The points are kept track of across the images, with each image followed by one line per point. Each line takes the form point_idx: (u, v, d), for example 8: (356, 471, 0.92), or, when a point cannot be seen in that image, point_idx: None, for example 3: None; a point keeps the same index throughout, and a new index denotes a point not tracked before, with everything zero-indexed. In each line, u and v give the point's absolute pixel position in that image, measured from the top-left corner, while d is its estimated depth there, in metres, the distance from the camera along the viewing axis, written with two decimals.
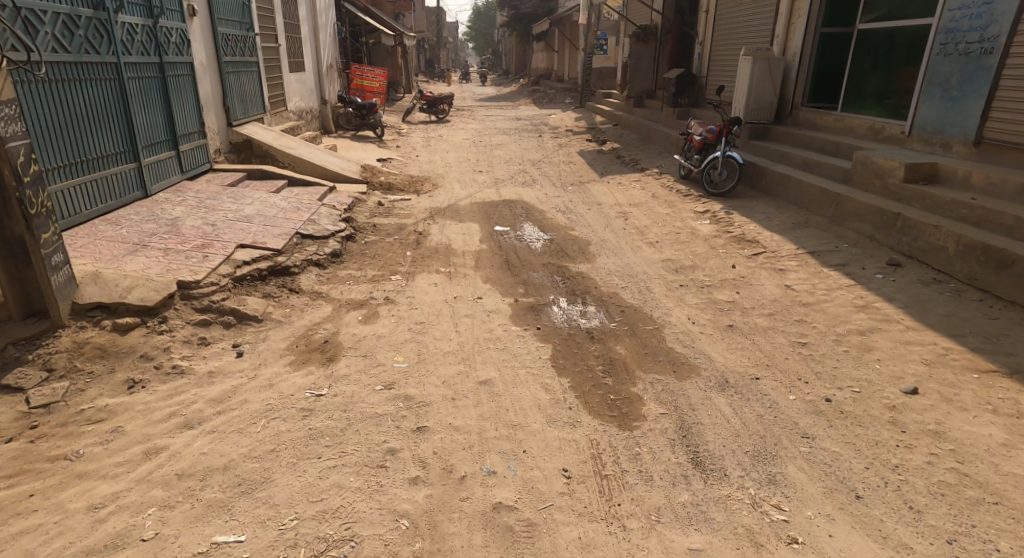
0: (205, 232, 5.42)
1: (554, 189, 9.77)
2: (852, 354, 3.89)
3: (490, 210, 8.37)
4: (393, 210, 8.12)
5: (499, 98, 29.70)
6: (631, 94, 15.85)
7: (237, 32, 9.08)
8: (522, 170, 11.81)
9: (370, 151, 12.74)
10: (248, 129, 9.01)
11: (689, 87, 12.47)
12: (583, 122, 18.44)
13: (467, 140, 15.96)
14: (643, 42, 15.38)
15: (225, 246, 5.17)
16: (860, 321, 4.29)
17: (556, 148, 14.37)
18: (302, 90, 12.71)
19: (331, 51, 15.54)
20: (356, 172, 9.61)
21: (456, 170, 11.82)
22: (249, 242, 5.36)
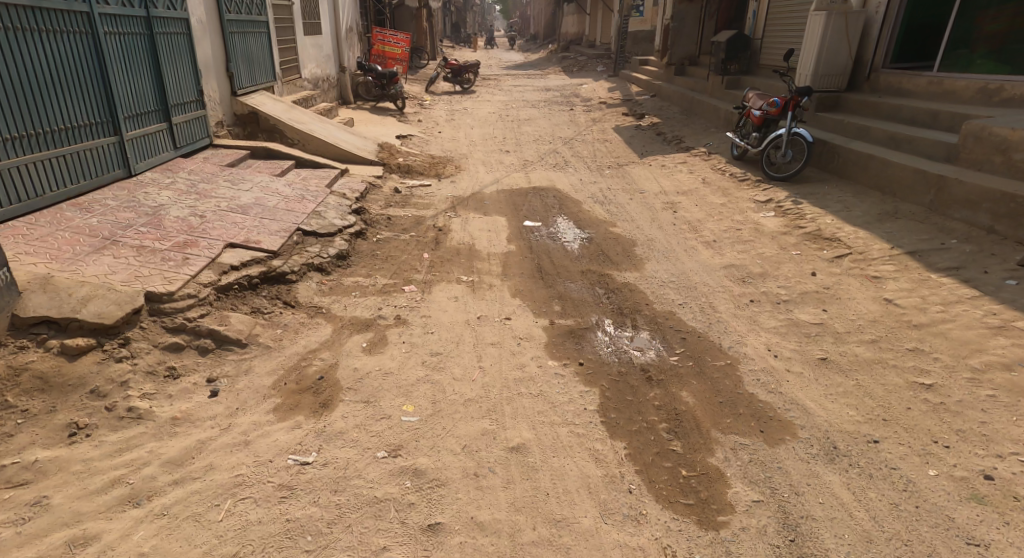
0: (192, 224, 4.62)
1: (588, 175, 8.88)
2: (1002, 403, 3.05)
3: (518, 200, 7.55)
4: (411, 199, 7.34)
5: (525, 67, 28.55)
6: (671, 61, 15.15)
7: None
8: (552, 150, 10.89)
9: (389, 127, 11.91)
10: (254, 99, 8.10)
11: (740, 51, 11.76)
12: (616, 93, 17.39)
13: (493, 114, 15.02)
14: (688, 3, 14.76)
15: (213, 243, 4.34)
16: (1002, 349, 3.38)
17: (588, 124, 13.42)
18: (318, 57, 11.82)
19: (351, 14, 14.58)
20: (373, 152, 8.81)
21: (481, 150, 10.98)
22: (241, 239, 4.54)
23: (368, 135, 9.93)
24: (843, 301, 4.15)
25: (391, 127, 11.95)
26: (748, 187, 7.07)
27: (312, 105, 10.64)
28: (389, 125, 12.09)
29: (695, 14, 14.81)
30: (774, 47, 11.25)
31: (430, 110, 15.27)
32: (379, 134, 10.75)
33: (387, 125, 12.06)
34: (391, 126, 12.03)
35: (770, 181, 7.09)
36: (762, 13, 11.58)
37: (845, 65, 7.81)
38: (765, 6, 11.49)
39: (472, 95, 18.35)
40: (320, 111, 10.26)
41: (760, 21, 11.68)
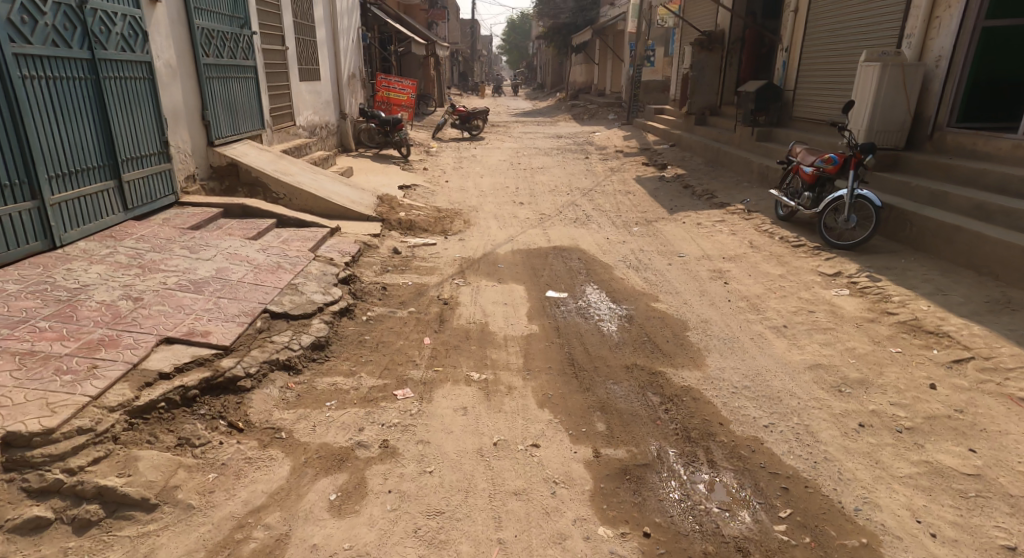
0: (121, 310, 3.62)
1: (612, 234, 7.88)
2: None
3: (538, 264, 6.50)
4: (412, 263, 6.28)
5: (536, 114, 28.03)
6: (692, 110, 14.50)
7: (224, 27, 7.31)
8: (569, 204, 9.94)
9: (391, 176, 10.96)
10: (236, 149, 7.21)
11: (772, 103, 11.11)
12: (632, 142, 16.58)
13: (504, 162, 14.16)
14: (708, 51, 14.14)
15: (143, 336, 3.32)
16: None
17: (606, 175, 12.52)
18: (316, 103, 11.00)
19: (354, 59, 13.87)
20: (369, 205, 7.80)
21: (492, 202, 9.99)
22: (184, 330, 3.50)
23: (366, 186, 8.95)
24: (994, 436, 3.07)
25: (394, 176, 11.02)
26: (805, 253, 6.04)
27: (307, 152, 9.73)
28: (391, 174, 11.14)
29: (715, 63, 14.21)
30: (808, 97, 10.43)
31: (437, 157, 14.44)
32: (379, 185, 9.78)
33: (389, 174, 11.12)
34: (394, 176, 11.08)
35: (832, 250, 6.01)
36: (793, 62, 10.90)
37: (904, 122, 6.83)
38: (796, 54, 10.81)
39: (481, 142, 17.60)
40: (314, 161, 9.33)
41: (791, 71, 10.96)
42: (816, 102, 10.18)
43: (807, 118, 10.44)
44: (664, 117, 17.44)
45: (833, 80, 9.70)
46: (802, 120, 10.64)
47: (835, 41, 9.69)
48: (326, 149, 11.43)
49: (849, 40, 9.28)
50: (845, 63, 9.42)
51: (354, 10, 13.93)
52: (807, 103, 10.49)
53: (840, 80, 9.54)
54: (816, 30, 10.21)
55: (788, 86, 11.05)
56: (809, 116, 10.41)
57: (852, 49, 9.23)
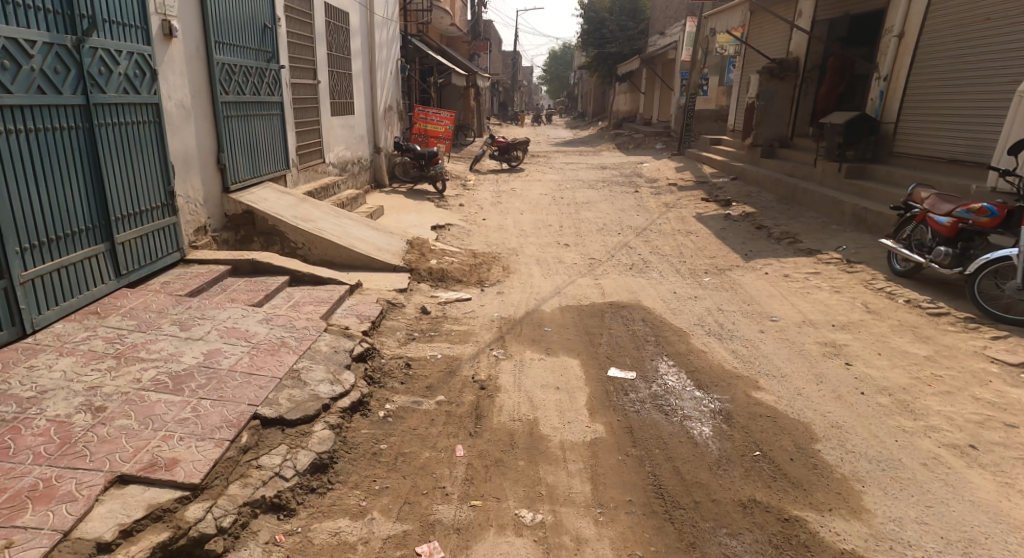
0: (71, 432, 2.90)
1: (679, 286, 6.77)
2: None
3: (593, 324, 5.40)
4: (443, 325, 5.26)
5: (577, 144, 27.14)
6: (756, 142, 13.39)
7: (248, 61, 6.53)
8: (624, 246, 8.86)
9: (422, 214, 10.05)
10: (255, 195, 6.39)
11: (864, 137, 10.05)
12: (685, 174, 15.47)
13: (547, 196, 13.21)
14: (778, 79, 13.12)
15: (91, 475, 2.62)
16: None
17: (660, 211, 11.43)
18: (348, 140, 10.25)
19: (391, 91, 13.19)
20: (396, 252, 6.87)
21: (535, 243, 8.97)
22: (144, 461, 2.72)
23: (393, 227, 8.04)
24: None
25: (427, 214, 10.12)
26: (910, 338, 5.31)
27: (334, 191, 8.91)
28: (423, 212, 10.23)
29: (786, 93, 13.17)
30: (916, 130, 9.37)
31: (475, 191, 13.57)
32: (409, 225, 8.87)
33: (420, 212, 10.21)
34: (427, 213, 10.17)
35: (997, 322, 5.50)
36: (893, 92, 9.84)
37: None
38: (896, 84, 9.77)
39: (521, 174, 16.72)
40: (341, 201, 8.49)
41: (891, 102, 9.88)
42: (928, 138, 9.13)
43: (913, 155, 9.40)
44: (719, 149, 16.31)
45: (953, 113, 8.67)
46: (904, 157, 9.60)
47: (954, 69, 8.65)
48: (357, 187, 10.65)
49: (979, 68, 8.26)
50: (971, 94, 8.40)
51: (393, 41, 13.29)
52: (914, 137, 9.44)
53: (961, 114, 8.53)
54: (928, 58, 9.15)
55: (886, 119, 9.97)
56: (917, 152, 9.36)
57: (982, 78, 8.23)
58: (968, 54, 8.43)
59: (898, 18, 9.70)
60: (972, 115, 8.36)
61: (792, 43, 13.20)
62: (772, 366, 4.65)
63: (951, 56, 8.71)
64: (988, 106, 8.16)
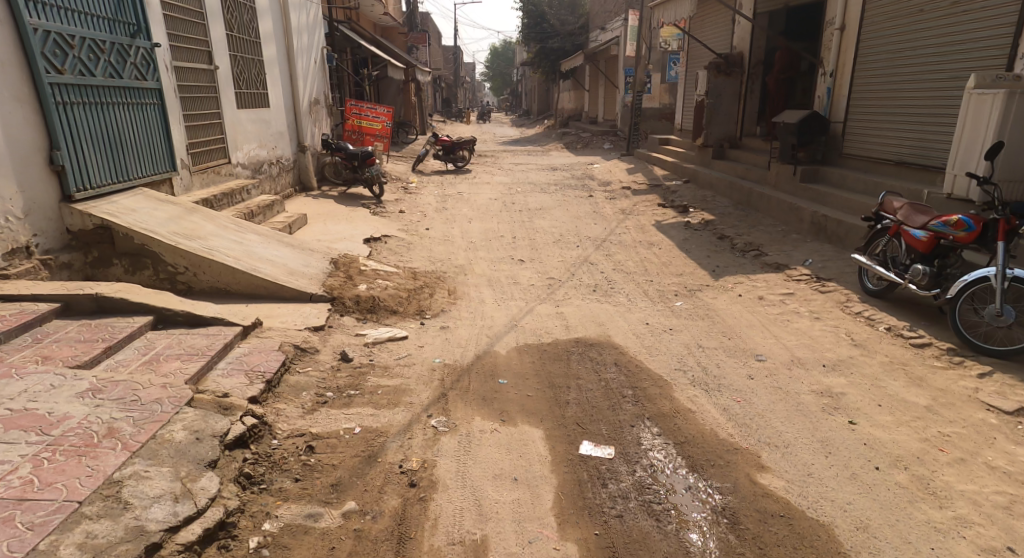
0: None
1: (648, 313, 5.84)
2: None
3: (556, 373, 4.38)
4: (365, 379, 4.15)
5: (523, 142, 26.26)
6: (707, 142, 12.63)
7: (95, 34, 5.44)
8: (581, 261, 7.90)
9: (353, 225, 8.84)
10: (121, 208, 5.30)
11: (816, 137, 9.20)
12: (639, 176, 14.72)
13: (494, 201, 12.20)
14: (725, 75, 12.42)
15: None
16: None
17: (617, 218, 10.55)
18: (262, 137, 9.15)
19: (315, 83, 12.19)
20: (316, 277, 5.72)
21: (479, 258, 7.92)
22: None
23: (314, 243, 6.83)
24: None
25: (361, 225, 8.90)
26: (943, 364, 4.27)
27: (239, 199, 7.67)
28: (355, 223, 9.01)
29: (734, 89, 12.45)
30: (865, 131, 8.50)
31: (417, 195, 12.44)
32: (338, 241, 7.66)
33: (350, 222, 8.98)
34: (361, 225, 8.96)
35: (978, 354, 4.33)
36: (839, 89, 9.00)
37: None
38: (842, 79, 8.93)
39: (466, 176, 15.67)
40: (250, 210, 7.23)
41: (837, 101, 9.07)
42: (878, 139, 8.25)
43: (862, 157, 8.55)
44: (671, 149, 15.62)
45: (898, 112, 7.85)
46: (854, 158, 8.74)
47: (898, 64, 7.84)
48: (276, 192, 9.54)
49: (921, 61, 7.45)
50: (914, 91, 7.58)
51: (316, 27, 12.30)
52: (864, 138, 8.56)
53: (907, 114, 7.71)
54: (872, 51, 8.33)
55: (835, 118, 9.12)
56: (867, 154, 8.46)
57: (925, 73, 7.42)
58: (908, 46, 7.66)
59: (838, 10, 8.91)
60: (916, 115, 7.54)
61: (735, 37, 12.43)
62: (781, 422, 3.66)
63: (895, 48, 7.90)
64: (933, 104, 7.31)
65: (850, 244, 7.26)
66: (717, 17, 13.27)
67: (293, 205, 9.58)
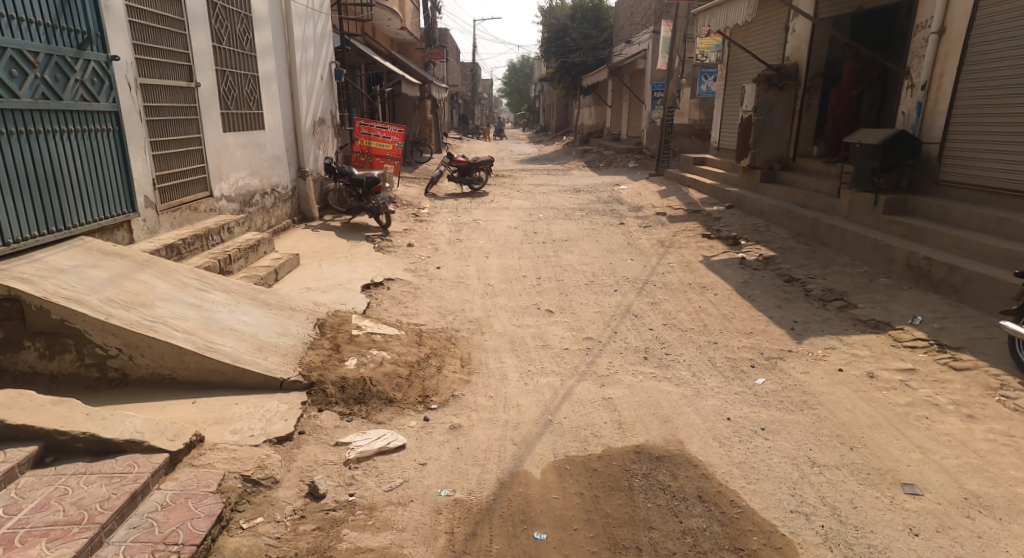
0: None
1: (725, 396, 4.49)
2: None
3: (617, 520, 3.07)
4: (339, 538, 2.85)
5: (541, 160, 25.10)
6: (754, 164, 11.21)
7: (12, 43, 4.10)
8: (624, 310, 6.55)
9: (351, 265, 7.56)
10: (46, 262, 4.06)
11: (902, 160, 7.85)
12: (672, 199, 13.40)
13: (514, 230, 10.93)
14: (777, 89, 10.91)
15: None
16: None
17: (657, 250, 9.20)
18: (255, 165, 7.93)
19: (321, 101, 11.06)
20: (293, 353, 4.39)
21: (500, 306, 6.62)
22: None
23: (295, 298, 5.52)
24: None
25: (362, 265, 7.63)
26: None
27: (218, 238, 6.32)
28: (354, 262, 7.73)
29: (786, 104, 11.04)
30: (974, 152, 7.17)
31: (429, 224, 11.20)
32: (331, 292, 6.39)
33: (348, 262, 7.72)
34: (362, 264, 7.70)
35: None
36: (936, 103, 7.67)
37: None
38: (941, 91, 7.61)
39: (483, 199, 14.44)
40: (228, 255, 5.93)
41: (932, 118, 7.74)
42: (994, 163, 6.95)
43: (972, 183, 7.20)
44: (706, 168, 14.28)
45: None
46: (957, 187, 7.39)
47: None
48: (264, 229, 8.27)
49: None
50: None
51: (324, 40, 11.19)
52: (971, 162, 7.22)
53: None
54: (984, 58, 7.04)
55: (929, 138, 7.79)
56: (978, 180, 7.12)
57: None
58: None
59: (935, 10, 7.65)
60: None
61: (790, 47, 11.15)
62: None
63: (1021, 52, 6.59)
64: None
65: (971, 304, 5.94)
66: (768, 24, 12.00)
67: (285, 242, 8.33)
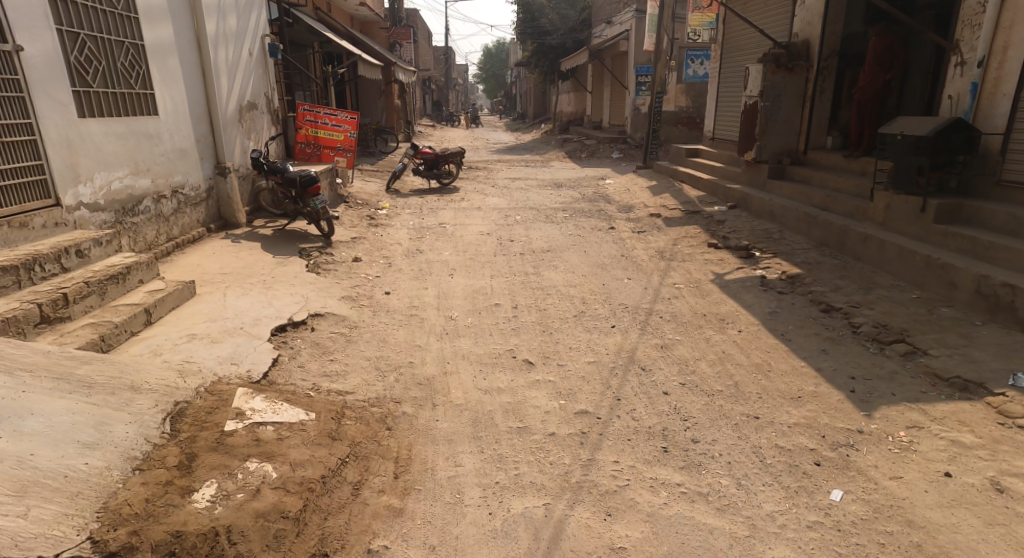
0: None
1: (794, 540, 2.98)
2: None
3: None
4: None
5: (519, 150, 23.42)
6: (758, 159, 9.50)
7: None
8: (625, 357, 4.91)
9: (268, 295, 5.82)
10: None
11: (953, 156, 6.29)
12: (665, 196, 11.80)
13: (486, 236, 9.29)
14: (786, 71, 9.30)
15: None
16: None
17: (657, 263, 7.60)
18: (130, 162, 6.38)
19: (251, 80, 9.42)
20: (98, 488, 2.80)
21: (461, 353, 4.98)
22: None
23: (136, 370, 3.72)
24: None
25: (282, 293, 5.90)
26: None
27: (55, 269, 4.74)
28: (272, 290, 5.98)
29: (797, 88, 9.39)
30: None
31: (386, 229, 9.49)
32: (221, 345, 4.64)
33: (266, 289, 5.99)
34: (283, 292, 5.97)
35: None
36: (998, 83, 6.14)
37: None
38: (1005, 68, 6.08)
39: (451, 197, 12.75)
40: (54, 300, 4.33)
41: (991, 102, 6.20)
42: None
43: None
44: (702, 161, 12.70)
45: None
46: None
47: None
48: (149, 244, 6.74)
49: None
50: None
51: (254, 6, 9.50)
52: None
53: None
54: None
55: (987, 127, 6.24)
56: None
57: None
58: None
59: None
60: None
61: (799, 21, 9.53)
62: None
63: None
64: None
65: None
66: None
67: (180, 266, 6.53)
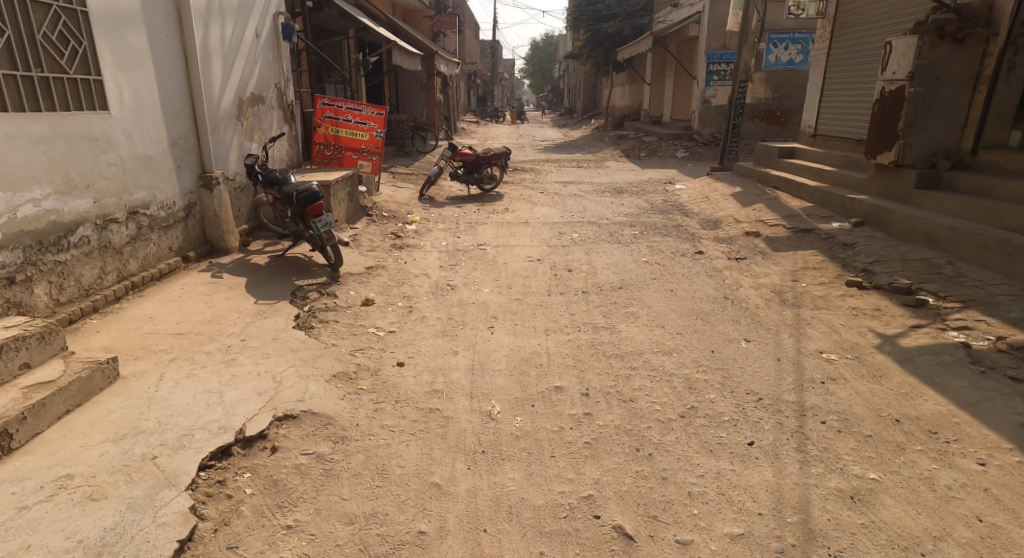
0: None
1: None
2: None
3: None
4: None
5: (569, 148, 21.39)
6: (895, 163, 7.25)
7: None
8: (794, 524, 2.91)
9: (223, 378, 3.94)
10: None
11: None
12: (756, 207, 9.57)
13: (537, 263, 7.31)
14: (956, 42, 6.82)
15: None
16: None
17: (781, 314, 5.48)
18: (55, 172, 4.60)
19: (254, 68, 7.59)
20: None
21: (505, 507, 3.02)
22: None
23: None
24: None
25: (243, 374, 4.01)
26: None
27: None
28: (233, 368, 4.09)
29: (970, 67, 6.94)
30: None
31: (412, 252, 7.61)
32: (104, 508, 2.80)
33: (226, 366, 4.11)
34: (249, 370, 4.08)
35: None
36: None
37: None
38: None
39: (495, 207, 10.81)
40: None
41: None
42: None
43: None
44: (801, 162, 10.37)
45: None
46: None
47: None
48: (87, 288, 4.92)
49: None
50: None
51: None
52: None
53: None
54: None
55: None
56: None
57: None
58: None
59: None
60: None
61: None
62: None
63: None
64: None
65: None
66: None
67: (117, 325, 4.69)
